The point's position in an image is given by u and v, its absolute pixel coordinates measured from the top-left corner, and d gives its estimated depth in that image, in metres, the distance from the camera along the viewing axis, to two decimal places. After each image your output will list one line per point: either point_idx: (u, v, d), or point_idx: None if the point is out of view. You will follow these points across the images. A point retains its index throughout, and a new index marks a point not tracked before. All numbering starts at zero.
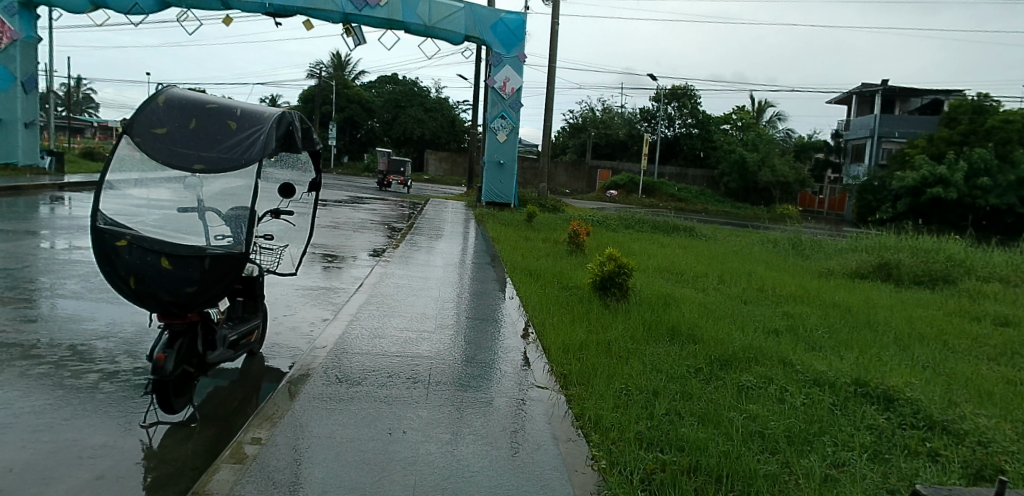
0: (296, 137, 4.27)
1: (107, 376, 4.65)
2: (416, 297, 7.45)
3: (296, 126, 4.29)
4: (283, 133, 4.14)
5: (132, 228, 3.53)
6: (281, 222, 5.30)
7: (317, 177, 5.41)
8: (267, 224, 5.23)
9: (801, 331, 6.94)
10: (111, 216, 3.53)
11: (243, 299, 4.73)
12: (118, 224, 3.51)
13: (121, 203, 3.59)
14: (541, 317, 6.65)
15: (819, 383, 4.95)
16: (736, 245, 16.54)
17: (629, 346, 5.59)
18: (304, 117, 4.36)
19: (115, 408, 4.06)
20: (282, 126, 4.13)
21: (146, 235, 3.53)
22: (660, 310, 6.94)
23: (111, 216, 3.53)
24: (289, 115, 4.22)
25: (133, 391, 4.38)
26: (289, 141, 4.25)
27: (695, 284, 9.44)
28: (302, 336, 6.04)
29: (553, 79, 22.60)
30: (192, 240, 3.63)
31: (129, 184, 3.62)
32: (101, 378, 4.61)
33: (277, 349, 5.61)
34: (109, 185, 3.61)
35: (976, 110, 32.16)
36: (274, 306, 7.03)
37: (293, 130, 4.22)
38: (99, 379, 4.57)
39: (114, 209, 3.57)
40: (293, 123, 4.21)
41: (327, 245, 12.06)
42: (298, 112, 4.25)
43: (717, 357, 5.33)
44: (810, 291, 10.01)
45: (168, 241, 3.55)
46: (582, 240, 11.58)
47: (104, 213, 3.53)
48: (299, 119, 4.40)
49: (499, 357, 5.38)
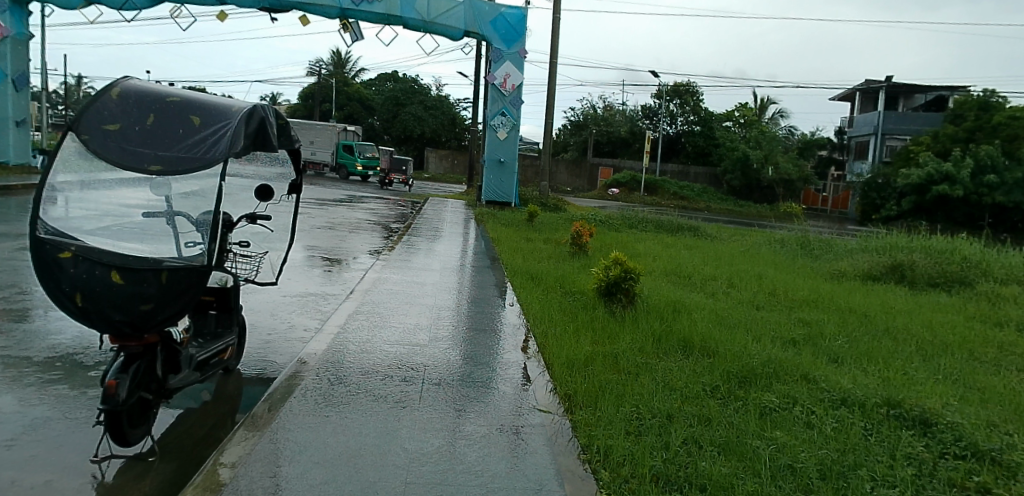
0: (271, 134, 3.82)
1: (55, 399, 4.18)
2: (409, 305, 7.01)
3: (271, 122, 3.84)
4: (255, 130, 3.68)
5: (82, 237, 3.13)
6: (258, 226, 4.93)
7: (297, 178, 5.06)
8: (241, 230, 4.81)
9: (818, 340, 6.52)
10: (56, 224, 3.12)
11: (216, 312, 4.34)
12: (64, 234, 3.10)
13: (70, 208, 3.19)
14: (544, 326, 6.24)
15: (847, 404, 4.53)
16: (742, 245, 16.10)
17: (638, 360, 5.18)
18: (280, 111, 3.90)
19: (56, 438, 3.61)
20: (256, 122, 3.68)
21: (97, 245, 3.13)
22: (669, 317, 6.54)
23: (55, 224, 3.12)
24: (263, 110, 3.78)
25: (83, 418, 3.93)
26: (263, 139, 3.78)
27: (704, 288, 9.02)
28: (283, 350, 5.59)
29: (555, 75, 22.14)
30: (152, 252, 3.25)
31: (81, 187, 3.25)
32: (49, 401, 4.14)
33: (254, 364, 5.16)
34: (56, 187, 3.21)
35: (982, 106, 31.59)
36: (257, 314, 6.59)
37: (267, 126, 3.76)
38: (45, 403, 4.10)
39: (61, 214, 3.16)
40: (267, 118, 3.77)
41: (322, 247, 11.64)
42: (271, 106, 3.80)
43: (734, 372, 4.91)
44: (824, 295, 9.56)
45: (123, 252, 3.16)
46: (586, 241, 11.15)
47: (47, 220, 3.12)
48: (276, 116, 3.96)
49: (495, 373, 4.97)
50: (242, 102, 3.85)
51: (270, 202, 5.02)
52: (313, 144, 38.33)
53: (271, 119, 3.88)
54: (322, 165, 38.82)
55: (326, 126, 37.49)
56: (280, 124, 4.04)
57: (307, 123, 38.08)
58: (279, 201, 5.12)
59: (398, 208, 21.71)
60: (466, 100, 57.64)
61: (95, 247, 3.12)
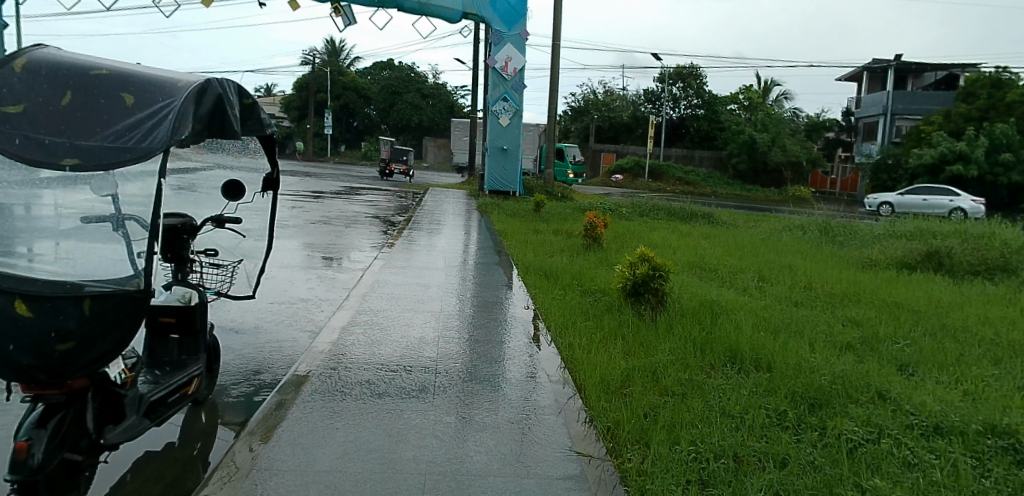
0: (232, 117, 2.94)
1: None
2: (412, 313, 6.20)
3: (232, 101, 2.97)
4: (208, 113, 2.82)
5: (18, 255, 2.41)
6: (226, 233, 4.22)
7: (272, 170, 4.12)
8: (208, 237, 4.17)
9: (876, 346, 5.75)
10: (12, 231, 2.44)
11: (179, 336, 3.54)
12: (4, 250, 2.39)
13: (48, 211, 2.51)
14: (569, 335, 5.46)
15: (940, 432, 3.77)
16: (760, 232, 15.32)
17: (681, 377, 4.45)
18: (244, 88, 3.03)
19: None
20: (209, 103, 2.80)
21: (36, 272, 2.39)
22: (707, 321, 5.76)
23: (26, 227, 2.47)
24: (222, 85, 2.91)
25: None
26: (219, 124, 2.90)
27: (736, 284, 8.26)
28: (263, 369, 4.78)
29: (558, 58, 21.22)
30: (76, 276, 2.45)
31: (59, 187, 2.51)
32: None
33: (227, 390, 4.34)
34: (32, 184, 2.48)
35: (995, 84, 30.52)
36: (241, 328, 5.83)
37: (226, 106, 2.89)
38: None
39: (35, 215, 2.50)
40: (227, 95, 2.90)
41: (316, 244, 10.84)
42: (232, 80, 2.93)
43: (799, 392, 4.15)
44: (863, 288, 8.77)
45: (65, 272, 2.44)
46: (600, 232, 10.35)
47: (13, 223, 2.46)
48: (239, 92, 3.08)
49: (514, 399, 4.17)
50: (194, 75, 2.97)
51: (242, 202, 4.30)
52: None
53: (233, 98, 3.01)
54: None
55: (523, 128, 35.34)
56: (245, 104, 3.15)
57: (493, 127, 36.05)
58: (250, 200, 4.32)
59: (399, 200, 20.79)
60: (462, 88, 56.45)
61: (30, 274, 2.38)
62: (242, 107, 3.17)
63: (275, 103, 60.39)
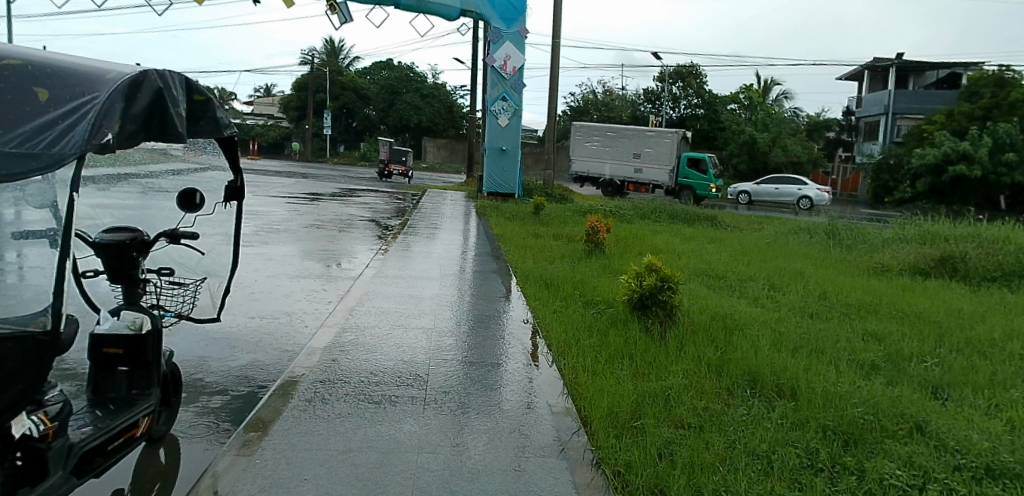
0: (174, 115, 2.51)
1: None
2: (402, 331, 5.70)
3: (175, 96, 2.54)
4: (143, 111, 2.39)
5: (8, 263, 2.14)
6: (180, 247, 3.88)
7: (235, 178, 3.67)
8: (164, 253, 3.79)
9: (903, 365, 5.31)
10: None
11: (127, 369, 3.08)
12: None
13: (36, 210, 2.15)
14: (574, 356, 5.02)
15: (993, 474, 3.32)
16: (765, 236, 14.89)
17: (697, 407, 4.02)
18: (187, 81, 2.61)
19: None
20: (144, 99, 2.38)
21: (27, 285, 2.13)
22: (721, 339, 5.34)
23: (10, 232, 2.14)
24: (161, 77, 2.48)
25: None
26: (158, 123, 2.48)
27: (746, 293, 7.83)
28: (233, 399, 4.29)
29: (557, 56, 20.77)
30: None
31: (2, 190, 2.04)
32: None
33: (188, 425, 3.86)
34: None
35: (998, 83, 30.14)
36: (217, 346, 5.37)
37: (165, 103, 2.46)
38: None
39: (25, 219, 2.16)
40: (167, 89, 2.48)
41: (308, 249, 10.42)
42: (173, 73, 2.52)
43: (830, 427, 3.72)
44: (878, 297, 8.33)
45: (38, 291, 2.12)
46: (603, 237, 9.92)
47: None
48: (183, 84, 2.66)
49: (507, 433, 3.69)
50: (123, 65, 2.49)
51: (201, 214, 3.88)
52: (641, 158, 29.35)
53: (177, 92, 2.59)
54: (651, 185, 29.45)
55: (662, 132, 28.78)
56: (194, 100, 2.74)
57: (620, 128, 29.91)
58: (210, 213, 3.92)
59: (396, 202, 20.39)
60: (461, 88, 56.07)
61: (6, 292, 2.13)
62: (191, 105, 2.75)
63: (275, 103, 60.11)
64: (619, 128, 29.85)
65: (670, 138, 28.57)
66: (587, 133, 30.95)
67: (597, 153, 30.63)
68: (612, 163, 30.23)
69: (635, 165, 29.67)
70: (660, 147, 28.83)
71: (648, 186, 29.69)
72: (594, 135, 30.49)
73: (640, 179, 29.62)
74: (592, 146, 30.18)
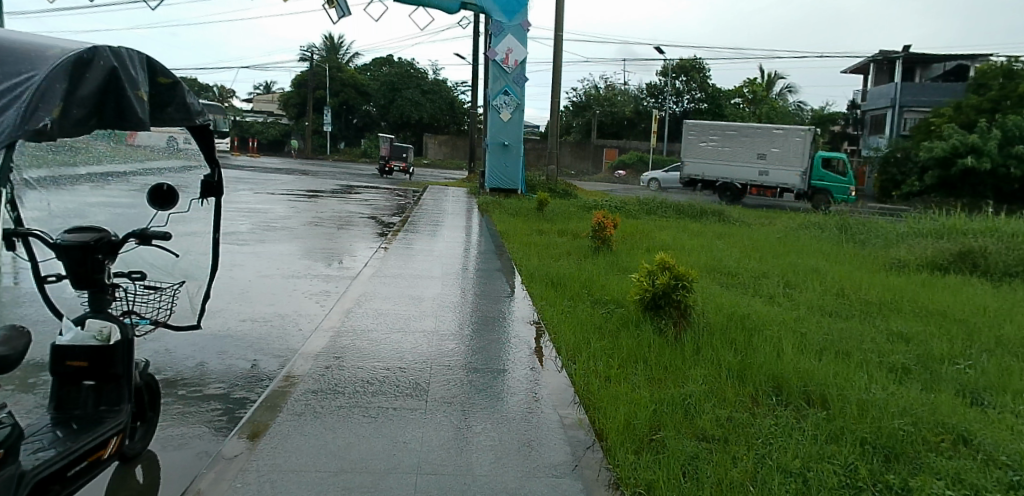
0: (133, 99, 2.25)
1: None
2: (401, 335, 5.36)
3: (134, 76, 2.28)
4: (92, 95, 2.12)
5: None
6: (154, 252, 3.62)
7: (211, 172, 3.34)
8: (136, 255, 3.55)
9: (935, 368, 4.98)
10: None
11: (94, 383, 2.77)
12: None
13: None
14: (585, 360, 4.70)
15: None
16: (775, 231, 14.53)
17: (721, 417, 3.71)
18: (143, 59, 2.35)
19: None
20: (94, 80, 2.11)
21: None
22: (741, 342, 5.01)
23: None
24: (116, 56, 2.22)
25: None
26: (113, 109, 2.22)
27: (761, 291, 7.51)
28: (217, 410, 3.94)
29: (560, 49, 20.42)
30: None
31: None
32: None
33: (166, 439, 3.51)
34: None
35: (1006, 74, 29.65)
36: (207, 351, 5.08)
37: (122, 85, 2.20)
38: None
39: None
40: (124, 69, 2.22)
41: (305, 247, 10.12)
42: (128, 51, 2.25)
43: (869, 440, 3.40)
44: (900, 295, 7.97)
45: None
46: (609, 234, 9.58)
47: None
48: (143, 63, 2.42)
49: (515, 446, 3.36)
50: (70, 44, 2.22)
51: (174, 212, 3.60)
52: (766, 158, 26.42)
53: (136, 72, 2.34)
54: (778, 189, 26.53)
55: (791, 130, 25.99)
56: (159, 83, 2.49)
57: (737, 125, 27.06)
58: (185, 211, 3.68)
59: (397, 198, 20.08)
60: (461, 84, 55.61)
61: None
62: (154, 89, 2.52)
63: (274, 101, 59.72)
64: (737, 125, 26.94)
65: (803, 136, 25.70)
66: (698, 130, 27.90)
67: (710, 154, 27.53)
68: (732, 164, 27.07)
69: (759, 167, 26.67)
70: (787, 145, 25.97)
71: (774, 190, 26.55)
72: (709, 132, 27.46)
73: (765, 183, 26.63)
74: (703, 145, 27.64)
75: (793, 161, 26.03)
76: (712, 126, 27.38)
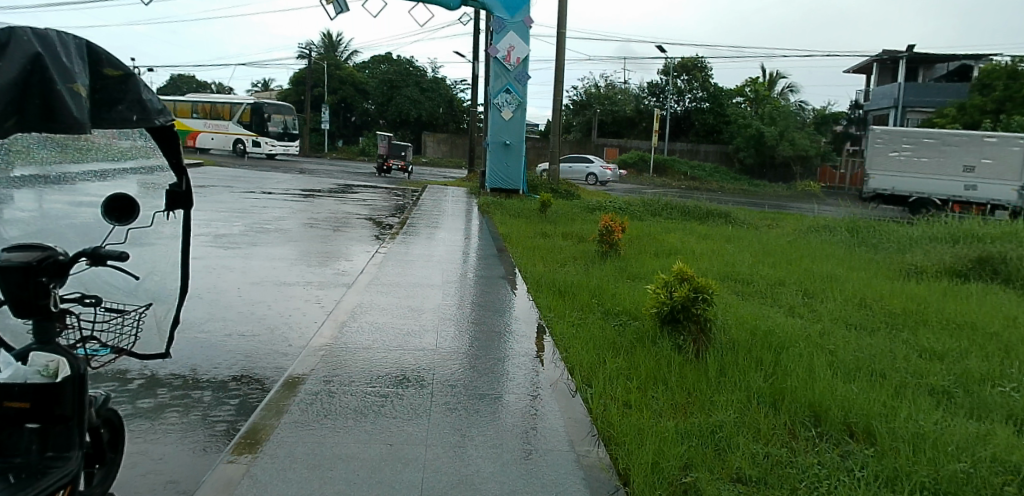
0: (64, 95, 1.98)
1: None
2: (399, 354, 4.94)
3: (67, 67, 2.02)
4: (12, 88, 1.88)
5: None
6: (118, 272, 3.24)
7: (179, 181, 2.94)
8: (98, 276, 3.16)
9: (978, 390, 4.56)
10: None
11: (37, 426, 2.36)
12: None
13: None
14: (601, 382, 4.28)
15: None
16: (784, 234, 14.11)
17: (758, 454, 3.30)
18: (76, 44, 2.10)
19: None
20: (11, 67, 1.88)
21: None
22: (768, 364, 4.60)
23: None
24: (42, 40, 1.98)
25: None
26: (40, 104, 1.94)
27: (779, 301, 7.11)
28: (191, 447, 3.47)
29: (562, 46, 19.97)
30: None
31: None
32: None
33: (129, 482, 3.06)
34: None
35: (1011, 75, 29.21)
36: (186, 369, 4.66)
37: (50, 77, 1.94)
38: None
39: None
40: (50, 57, 1.96)
41: (298, 251, 9.71)
42: (54, 32, 2.00)
43: (927, 485, 2.98)
44: (923, 306, 7.56)
45: None
46: (617, 238, 9.17)
47: None
48: (81, 54, 2.14)
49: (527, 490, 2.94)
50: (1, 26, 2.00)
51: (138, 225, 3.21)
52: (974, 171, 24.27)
53: (72, 63, 2.07)
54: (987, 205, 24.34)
55: (1006, 140, 23.89)
56: (107, 75, 2.20)
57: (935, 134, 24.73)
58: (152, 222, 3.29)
59: (395, 198, 19.66)
60: (461, 82, 55.04)
61: None
62: (100, 83, 2.22)
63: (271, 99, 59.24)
64: (936, 132, 24.59)
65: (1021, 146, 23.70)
66: (887, 139, 25.58)
67: (901, 165, 25.18)
68: (934, 176, 24.61)
69: (966, 180, 24.46)
70: (1003, 157, 23.79)
71: (983, 206, 24.49)
72: (901, 141, 25.12)
73: (973, 198, 24.37)
74: (897, 154, 25.20)
75: (1009, 175, 23.94)
76: (905, 135, 24.93)
